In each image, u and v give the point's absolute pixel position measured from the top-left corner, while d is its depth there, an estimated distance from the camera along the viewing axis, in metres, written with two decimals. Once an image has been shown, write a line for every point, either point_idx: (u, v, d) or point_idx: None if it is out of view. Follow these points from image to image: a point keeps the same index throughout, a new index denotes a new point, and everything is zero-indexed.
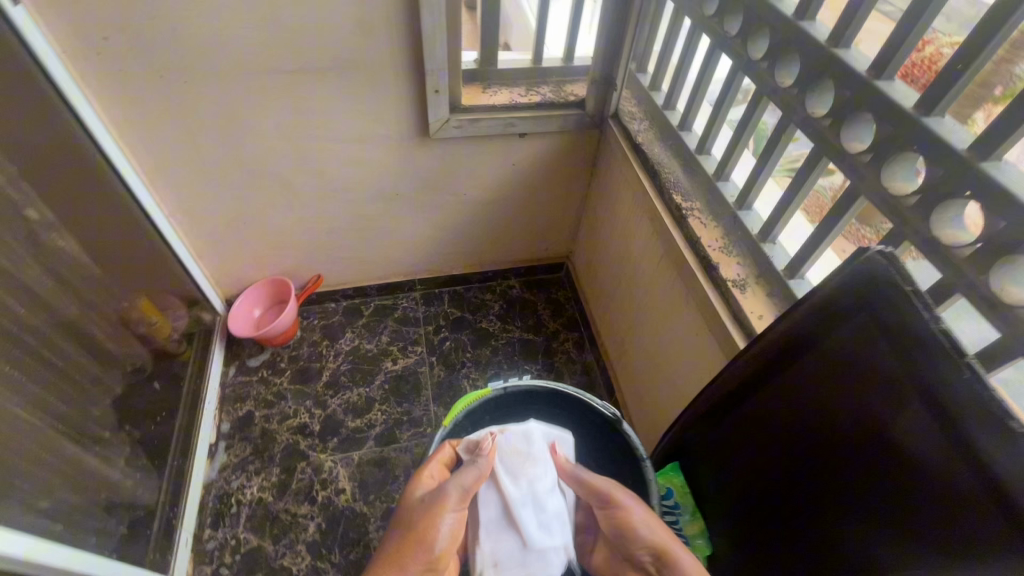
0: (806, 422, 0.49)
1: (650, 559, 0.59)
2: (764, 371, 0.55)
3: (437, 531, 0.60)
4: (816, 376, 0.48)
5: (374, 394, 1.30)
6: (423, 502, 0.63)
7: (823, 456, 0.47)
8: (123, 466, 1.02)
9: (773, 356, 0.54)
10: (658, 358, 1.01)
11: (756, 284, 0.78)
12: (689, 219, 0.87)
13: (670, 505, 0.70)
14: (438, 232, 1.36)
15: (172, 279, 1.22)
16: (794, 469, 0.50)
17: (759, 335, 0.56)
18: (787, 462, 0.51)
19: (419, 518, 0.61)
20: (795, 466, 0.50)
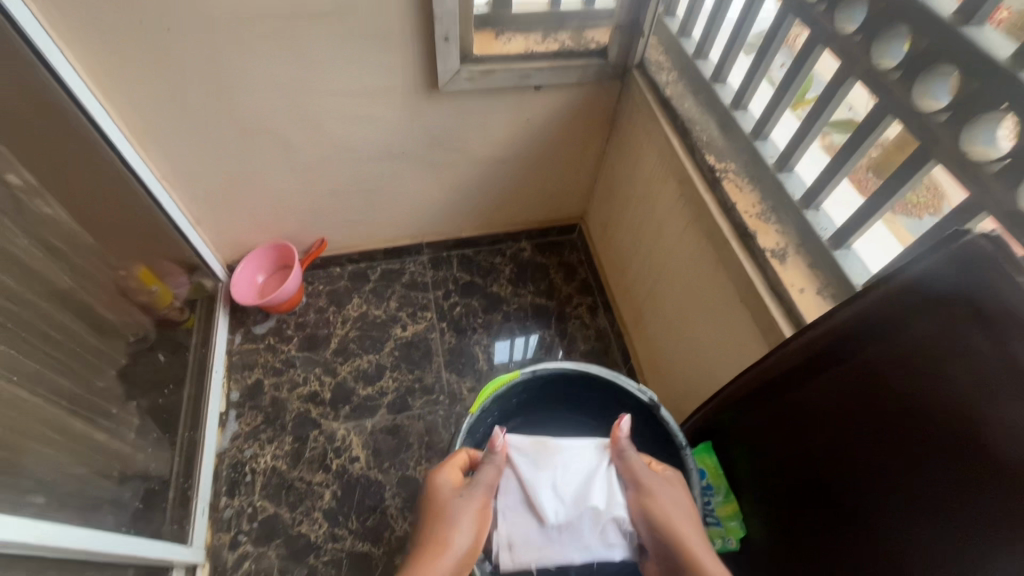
0: (865, 413, 0.48)
1: (663, 554, 0.59)
2: (817, 357, 0.53)
3: (459, 530, 0.58)
4: (882, 366, 0.46)
5: (385, 361, 1.27)
6: (441, 501, 0.61)
7: (887, 455, 0.46)
8: (134, 438, 1.01)
9: (829, 343, 0.52)
10: (683, 329, 0.98)
11: (796, 254, 0.72)
12: (725, 182, 0.81)
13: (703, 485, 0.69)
14: (447, 192, 1.29)
15: (169, 245, 1.16)
16: (847, 461, 0.50)
17: (813, 321, 0.54)
18: (839, 454, 0.51)
19: (441, 521, 0.59)
20: (850, 460, 0.49)
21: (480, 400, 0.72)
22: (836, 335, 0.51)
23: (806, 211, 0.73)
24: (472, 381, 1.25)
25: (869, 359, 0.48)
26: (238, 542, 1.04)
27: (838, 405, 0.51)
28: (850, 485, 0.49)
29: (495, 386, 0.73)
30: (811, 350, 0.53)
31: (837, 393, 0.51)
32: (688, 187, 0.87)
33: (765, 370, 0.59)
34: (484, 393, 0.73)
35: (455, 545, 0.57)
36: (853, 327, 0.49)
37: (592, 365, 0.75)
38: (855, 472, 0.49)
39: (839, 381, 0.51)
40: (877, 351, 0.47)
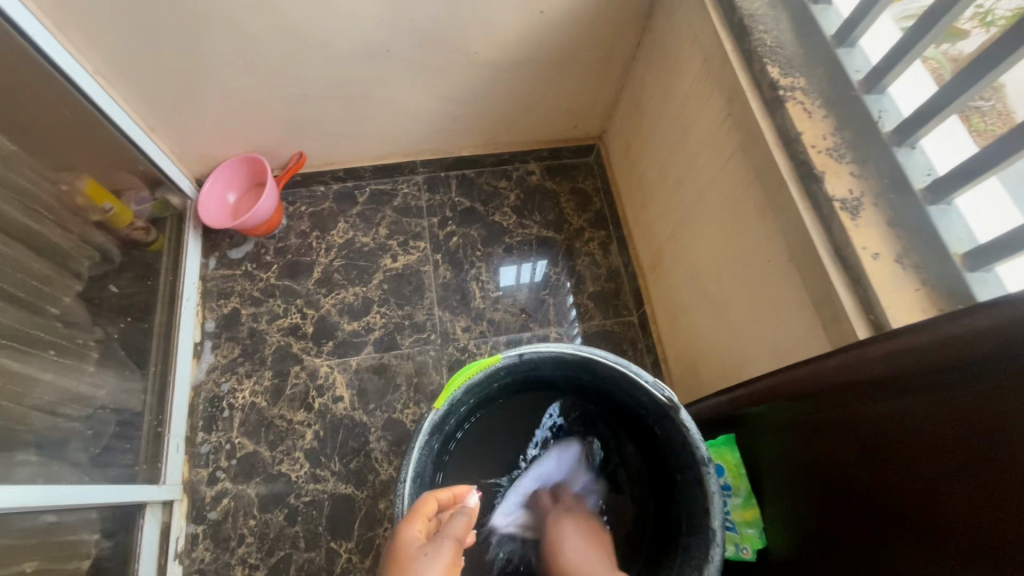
0: (945, 450, 0.39)
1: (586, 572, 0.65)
2: (900, 372, 0.42)
3: None
4: (997, 408, 0.36)
5: (372, 295, 1.16)
6: (403, 557, 0.50)
7: (984, 510, 0.37)
8: (98, 372, 0.94)
9: (925, 359, 0.40)
10: (710, 285, 0.85)
11: (873, 209, 0.56)
12: (789, 104, 0.61)
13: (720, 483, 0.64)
14: (443, 102, 1.09)
15: (121, 156, 1.02)
16: (922, 499, 0.41)
17: (919, 326, 0.42)
18: (914, 487, 0.42)
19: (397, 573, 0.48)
20: (927, 498, 0.41)
21: (447, 393, 0.64)
22: (949, 354, 0.39)
23: (898, 149, 0.57)
24: (467, 321, 1.14)
25: (989, 394, 0.36)
26: (217, 478, 1.01)
27: (926, 435, 0.41)
28: (920, 524, 0.41)
29: (465, 376, 0.65)
30: (903, 363, 0.42)
31: (929, 421, 0.40)
32: (737, 109, 0.69)
33: (832, 369, 0.49)
34: (452, 384, 0.64)
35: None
36: (976, 350, 0.37)
37: (592, 349, 0.65)
38: (931, 514, 0.40)
39: (937, 408, 0.40)
40: (1004, 388, 0.35)
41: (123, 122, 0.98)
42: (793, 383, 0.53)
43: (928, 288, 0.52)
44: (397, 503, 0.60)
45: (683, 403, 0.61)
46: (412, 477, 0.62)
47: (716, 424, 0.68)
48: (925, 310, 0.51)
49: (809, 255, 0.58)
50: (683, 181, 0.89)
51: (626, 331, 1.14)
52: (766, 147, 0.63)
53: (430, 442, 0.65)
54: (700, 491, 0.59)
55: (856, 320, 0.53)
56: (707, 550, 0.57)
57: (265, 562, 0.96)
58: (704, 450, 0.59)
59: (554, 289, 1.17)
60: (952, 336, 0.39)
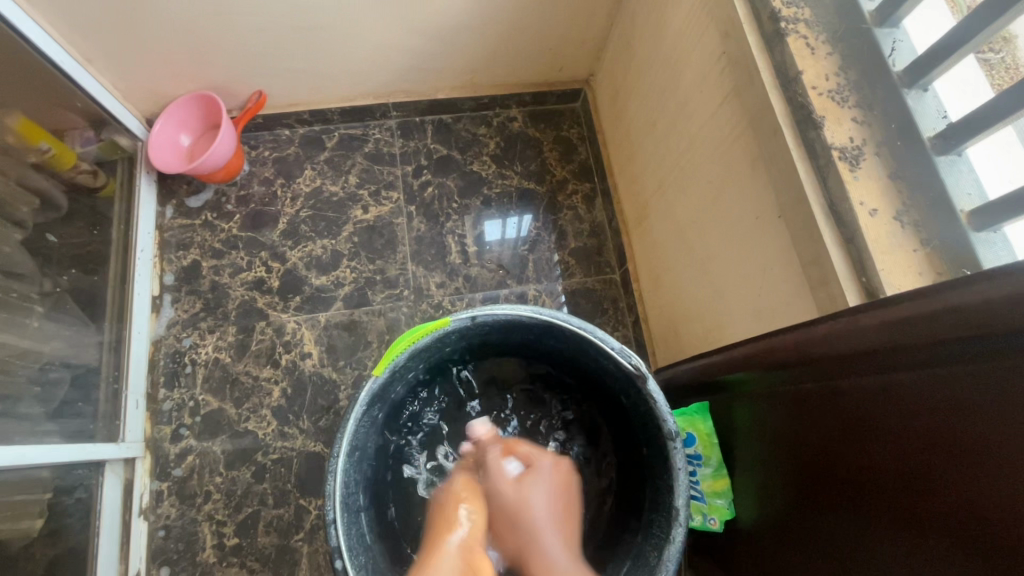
0: (934, 429, 0.36)
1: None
2: (890, 346, 0.38)
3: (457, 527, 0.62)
4: (998, 391, 0.32)
5: (341, 248, 1.09)
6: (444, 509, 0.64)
7: (976, 504, 0.34)
8: (46, 327, 0.89)
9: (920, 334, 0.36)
10: (694, 242, 0.80)
11: (875, 158, 0.50)
12: (791, 38, 0.54)
13: (690, 453, 0.62)
14: (413, 36, 0.99)
15: (54, 90, 0.92)
16: (906, 480, 0.38)
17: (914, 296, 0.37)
18: (899, 467, 0.39)
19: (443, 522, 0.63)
20: (913, 482, 0.38)
21: (387, 359, 0.60)
22: (956, 329, 0.33)
23: (908, 92, 0.51)
24: (442, 277, 1.09)
25: (998, 377, 0.32)
26: (181, 435, 0.98)
27: (923, 415, 0.37)
28: (900, 505, 0.39)
29: (410, 340, 0.61)
30: (900, 334, 0.37)
31: (927, 401, 0.36)
32: (731, 44, 0.61)
33: (819, 336, 0.44)
34: (394, 348, 0.60)
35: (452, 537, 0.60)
36: (988, 327, 0.32)
37: (553, 312, 0.61)
38: (914, 498, 0.38)
39: (937, 388, 0.36)
40: (1010, 369, 0.31)
41: (52, 51, 0.88)
42: (774, 349, 0.49)
43: (928, 249, 0.47)
44: (329, 480, 0.57)
45: (651, 372, 0.58)
46: (347, 451, 0.58)
47: (691, 389, 0.65)
48: (921, 273, 0.47)
49: (800, 210, 0.52)
50: (672, 128, 0.82)
51: (607, 290, 1.09)
52: (761, 87, 0.56)
53: (371, 412, 0.62)
54: (666, 466, 0.57)
55: (846, 281, 0.48)
56: (670, 530, 0.55)
57: (233, 518, 0.94)
58: (671, 424, 0.56)
59: (534, 244, 1.11)
60: (960, 307, 0.33)
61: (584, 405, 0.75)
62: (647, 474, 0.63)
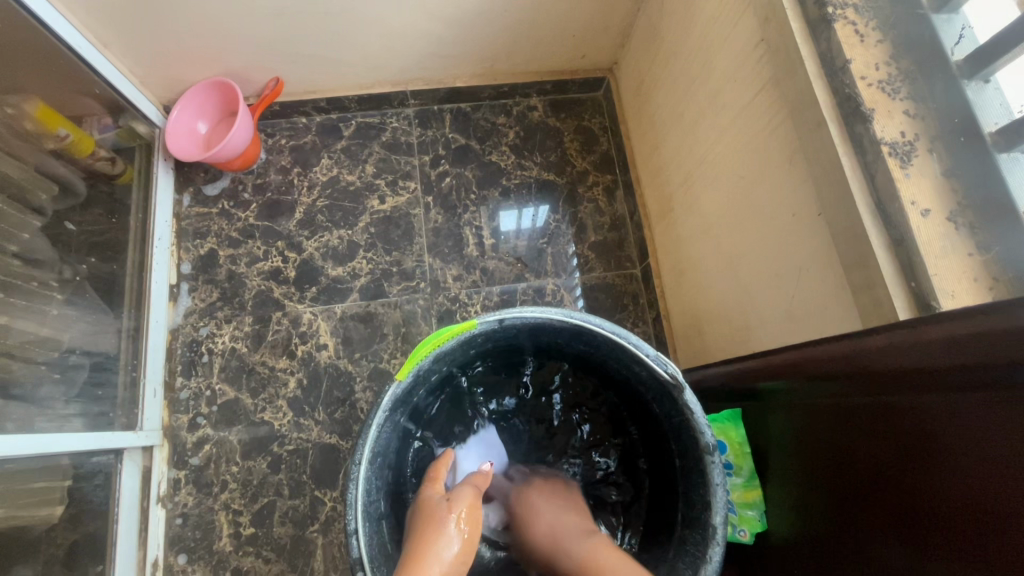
0: (997, 456, 0.34)
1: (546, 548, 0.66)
2: (952, 366, 0.35)
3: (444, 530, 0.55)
4: None
5: (358, 239, 1.08)
6: (428, 510, 0.58)
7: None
8: (65, 314, 0.89)
9: (989, 355, 0.33)
10: (723, 241, 0.77)
11: (929, 155, 0.47)
12: (839, 24, 0.50)
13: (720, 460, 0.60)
14: (432, 21, 0.97)
15: (71, 75, 0.91)
16: (967, 511, 0.36)
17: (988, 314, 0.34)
18: (957, 496, 0.36)
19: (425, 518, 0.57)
20: (975, 514, 0.35)
21: (411, 363, 0.58)
22: None
23: (967, 84, 0.48)
24: (459, 269, 1.07)
25: None
26: (198, 424, 0.98)
27: (983, 442, 0.34)
28: (956, 538, 0.36)
29: (435, 343, 0.58)
30: (967, 352, 0.34)
31: (993, 427, 0.34)
32: (772, 31, 0.57)
33: (872, 349, 0.42)
34: (419, 352, 0.58)
35: (446, 551, 0.53)
36: None
37: (584, 316, 0.59)
38: (977, 531, 0.35)
39: (1003, 413, 0.33)
40: None
41: (69, 36, 0.87)
42: (819, 360, 0.47)
43: (987, 255, 0.44)
44: (350, 487, 0.55)
45: (688, 382, 0.55)
46: (369, 459, 0.57)
47: (722, 396, 0.63)
48: (977, 279, 0.44)
49: (843, 208, 0.49)
50: (702, 122, 0.79)
51: (628, 285, 1.07)
52: (804, 77, 0.52)
53: (393, 416, 0.60)
54: (702, 480, 0.55)
55: (894, 287, 0.45)
56: (706, 548, 0.53)
57: (248, 508, 0.94)
58: (709, 437, 0.53)
59: (553, 237, 1.09)
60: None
61: (612, 405, 0.74)
62: (680, 484, 0.61)
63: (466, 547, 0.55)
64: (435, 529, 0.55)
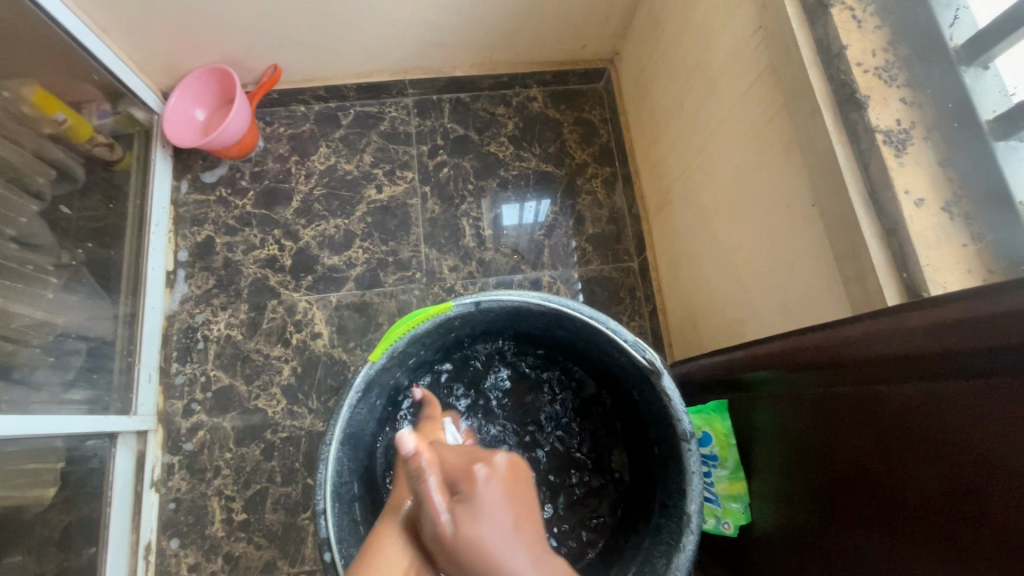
0: (973, 445, 0.33)
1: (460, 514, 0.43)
2: (935, 354, 0.35)
3: None
4: None
5: (354, 228, 1.08)
6: None
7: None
8: (62, 298, 0.89)
9: (971, 343, 0.33)
10: (719, 231, 0.76)
11: (924, 143, 0.46)
12: (836, 10, 0.49)
13: (706, 452, 0.60)
14: (431, 10, 0.96)
15: (69, 61, 0.91)
16: (950, 502, 0.35)
17: (972, 300, 0.33)
18: (939, 485, 0.36)
19: None
20: (956, 505, 0.35)
21: (385, 344, 0.58)
22: (1012, 338, 0.30)
23: (966, 69, 0.46)
24: (455, 260, 1.06)
25: None
26: (192, 410, 0.99)
27: (963, 432, 0.34)
28: (938, 531, 0.36)
29: (410, 324, 0.58)
30: (947, 340, 0.34)
31: (973, 415, 0.33)
32: (768, 17, 0.56)
33: (858, 337, 0.41)
34: (393, 333, 0.58)
35: None
36: None
37: (564, 301, 0.58)
38: (958, 523, 0.34)
39: (981, 402, 0.33)
40: None
41: (67, 20, 0.87)
42: (804, 348, 0.46)
43: (980, 244, 0.43)
44: (321, 467, 0.56)
45: (666, 368, 0.55)
46: (341, 438, 0.57)
47: (710, 388, 0.62)
48: (970, 270, 0.43)
49: (835, 198, 0.48)
50: (698, 112, 0.78)
51: (624, 278, 1.06)
52: (799, 63, 0.51)
53: (368, 397, 0.60)
54: (680, 469, 0.54)
55: (885, 277, 0.44)
56: (680, 537, 0.52)
57: (241, 494, 0.95)
58: (686, 424, 0.53)
59: (550, 228, 1.08)
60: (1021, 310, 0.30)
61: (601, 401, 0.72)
62: (659, 474, 0.61)
63: None
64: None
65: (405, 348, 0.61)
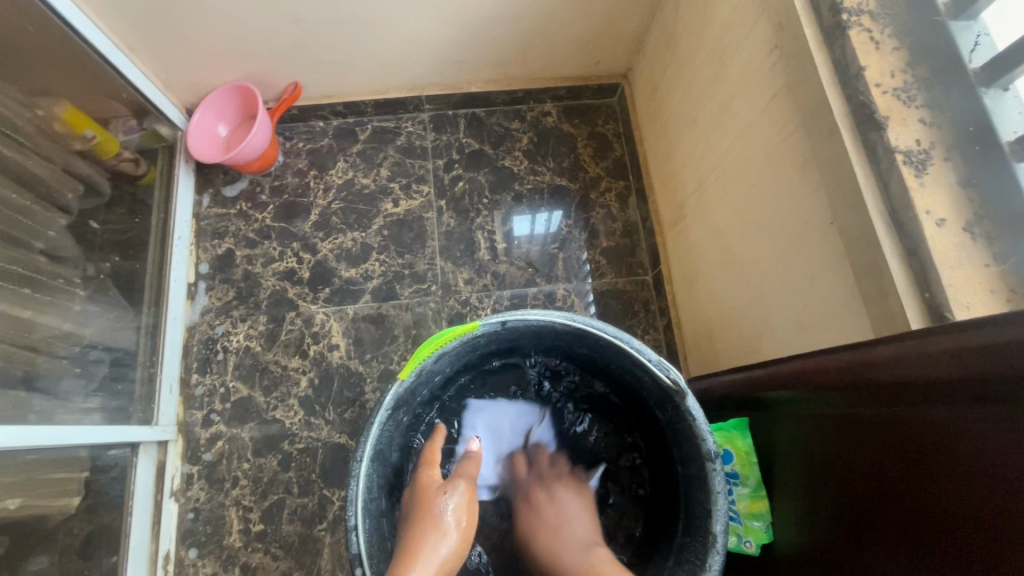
0: (998, 471, 0.33)
1: None
2: (963, 380, 0.35)
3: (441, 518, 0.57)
4: None
5: (371, 241, 1.09)
6: (427, 500, 0.59)
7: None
8: (87, 310, 0.91)
9: (999, 370, 0.33)
10: (736, 246, 0.76)
11: (944, 164, 0.47)
12: (853, 31, 0.50)
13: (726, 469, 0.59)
14: (448, 28, 0.98)
15: (99, 80, 0.94)
16: (983, 533, 0.34)
17: (1000, 326, 0.33)
18: (971, 516, 0.35)
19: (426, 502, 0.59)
20: (980, 529, 0.35)
21: (414, 363, 0.58)
22: None
23: (986, 91, 0.47)
24: (470, 273, 1.07)
25: None
26: (211, 420, 1.00)
27: (988, 457, 0.34)
28: (961, 554, 0.36)
29: (437, 343, 0.59)
30: (974, 364, 0.34)
31: (999, 440, 0.33)
32: (785, 38, 0.57)
33: (882, 360, 0.41)
34: (421, 353, 0.59)
35: (438, 545, 0.55)
36: None
37: (588, 320, 0.59)
38: (982, 548, 0.34)
39: (1007, 428, 0.33)
40: None
41: (100, 43, 0.90)
42: (827, 368, 0.46)
43: (1003, 265, 0.43)
44: (351, 483, 0.56)
45: (690, 388, 0.55)
46: (370, 456, 0.57)
47: (730, 404, 0.62)
48: (993, 290, 0.43)
49: (855, 217, 0.49)
50: (715, 129, 0.79)
51: (638, 291, 1.06)
52: (817, 83, 0.52)
53: (395, 414, 0.61)
54: (704, 488, 0.54)
55: (907, 296, 0.45)
56: (705, 557, 0.52)
57: (259, 505, 0.96)
58: (711, 443, 0.53)
59: (565, 241, 1.09)
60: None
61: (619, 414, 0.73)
62: (682, 492, 0.61)
63: (463, 533, 0.57)
64: (429, 520, 0.57)
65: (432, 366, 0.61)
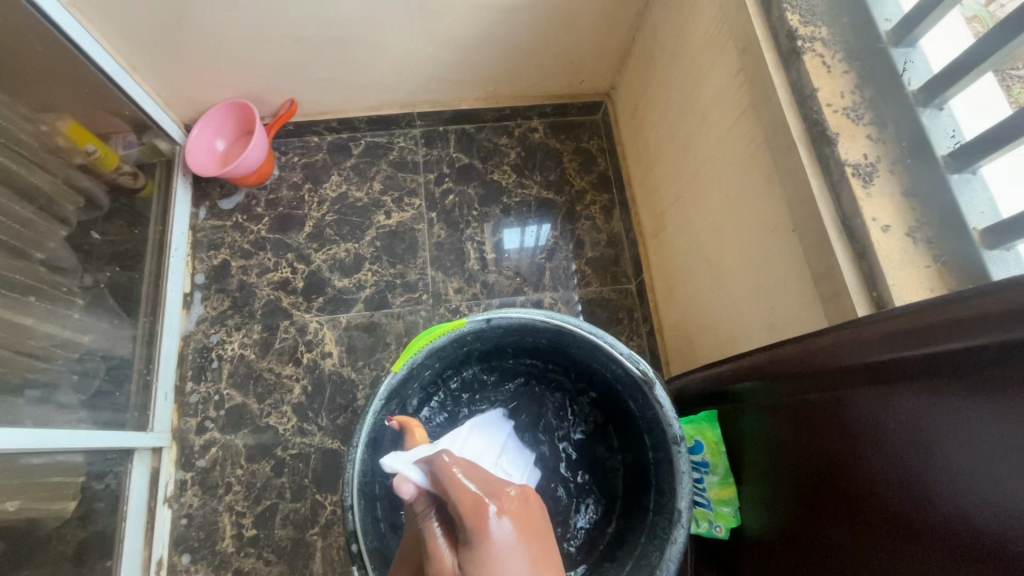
0: (926, 439, 0.38)
1: None
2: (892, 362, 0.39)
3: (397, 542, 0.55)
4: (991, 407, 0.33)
5: (363, 252, 1.13)
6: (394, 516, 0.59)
7: (1000, 522, 0.33)
8: (86, 318, 0.94)
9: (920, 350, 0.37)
10: (709, 250, 0.81)
11: (889, 176, 0.51)
12: (807, 56, 0.55)
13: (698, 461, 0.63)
14: (439, 49, 1.03)
15: (102, 97, 0.97)
16: (914, 495, 0.38)
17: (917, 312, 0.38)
18: (905, 481, 0.39)
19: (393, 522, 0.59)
20: (912, 492, 0.39)
21: (405, 356, 0.62)
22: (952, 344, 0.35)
23: (924, 110, 0.52)
24: (460, 282, 1.11)
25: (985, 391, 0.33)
26: (205, 428, 1.02)
27: (917, 428, 0.38)
28: (898, 516, 0.40)
29: (427, 339, 0.63)
30: (897, 347, 0.38)
31: (925, 412, 0.37)
32: (749, 60, 0.62)
33: (825, 348, 0.45)
34: (412, 347, 0.62)
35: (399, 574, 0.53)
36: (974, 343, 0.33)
37: (566, 317, 0.62)
38: (914, 508, 0.39)
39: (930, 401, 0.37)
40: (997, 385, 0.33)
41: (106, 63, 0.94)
42: (780, 357, 0.50)
43: (940, 265, 0.48)
44: (348, 466, 0.59)
45: (659, 378, 0.59)
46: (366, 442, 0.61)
47: (700, 397, 0.66)
48: (933, 289, 0.47)
49: (813, 223, 0.53)
50: (689, 141, 0.83)
51: (622, 299, 1.10)
52: (776, 103, 0.57)
53: (388, 405, 0.64)
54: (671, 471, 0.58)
55: (858, 295, 0.49)
56: (671, 530, 0.55)
57: (251, 510, 0.97)
58: (676, 428, 0.57)
59: (552, 251, 1.13)
60: (962, 320, 0.34)
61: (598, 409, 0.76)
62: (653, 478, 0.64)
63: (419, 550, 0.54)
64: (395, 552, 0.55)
65: (422, 359, 0.64)
